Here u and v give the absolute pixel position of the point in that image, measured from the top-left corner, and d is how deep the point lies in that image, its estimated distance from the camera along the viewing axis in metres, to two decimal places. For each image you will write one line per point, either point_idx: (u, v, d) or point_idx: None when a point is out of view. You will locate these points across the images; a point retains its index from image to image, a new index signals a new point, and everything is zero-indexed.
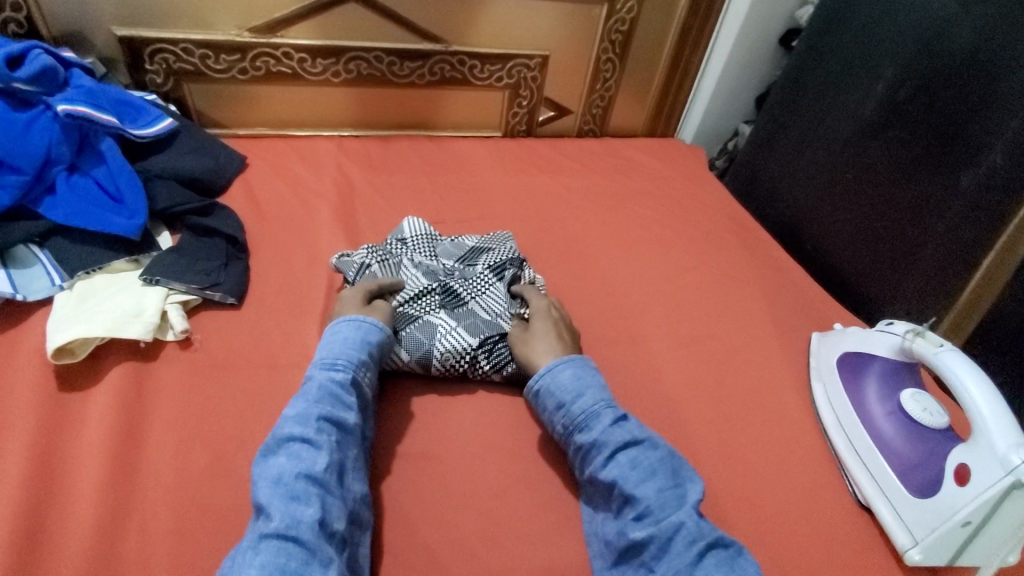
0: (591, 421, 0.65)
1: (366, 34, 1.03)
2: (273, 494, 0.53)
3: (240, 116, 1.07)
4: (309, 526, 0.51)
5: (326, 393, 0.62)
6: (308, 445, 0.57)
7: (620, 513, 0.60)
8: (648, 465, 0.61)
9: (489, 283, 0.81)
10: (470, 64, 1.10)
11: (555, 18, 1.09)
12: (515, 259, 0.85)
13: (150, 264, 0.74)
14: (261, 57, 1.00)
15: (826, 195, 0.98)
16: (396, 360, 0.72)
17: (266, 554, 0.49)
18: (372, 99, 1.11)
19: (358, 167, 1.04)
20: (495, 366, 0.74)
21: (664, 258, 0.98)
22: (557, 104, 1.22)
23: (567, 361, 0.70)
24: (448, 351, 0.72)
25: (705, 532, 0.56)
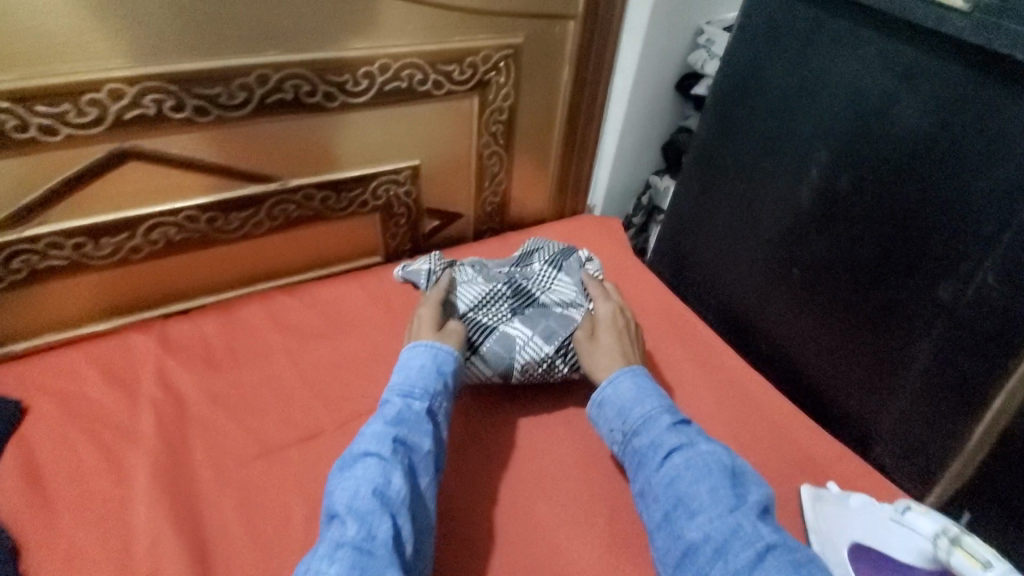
0: (647, 426, 0.64)
1: (165, 191, 0.76)
2: (348, 506, 0.55)
3: (10, 329, 0.76)
4: (383, 543, 0.52)
5: (402, 417, 0.63)
6: (382, 463, 0.58)
7: (671, 515, 0.57)
8: (705, 466, 0.58)
9: (556, 285, 0.83)
10: (321, 196, 0.86)
11: (417, 122, 0.87)
12: (566, 256, 0.88)
13: None
14: (16, 256, 0.71)
15: (776, 294, 0.83)
16: (478, 375, 0.75)
17: (342, 564, 0.50)
18: (200, 264, 0.84)
19: (189, 368, 0.77)
20: (572, 366, 0.76)
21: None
22: (443, 211, 1.00)
23: (631, 369, 0.70)
24: (529, 361, 0.75)
25: (762, 532, 0.53)
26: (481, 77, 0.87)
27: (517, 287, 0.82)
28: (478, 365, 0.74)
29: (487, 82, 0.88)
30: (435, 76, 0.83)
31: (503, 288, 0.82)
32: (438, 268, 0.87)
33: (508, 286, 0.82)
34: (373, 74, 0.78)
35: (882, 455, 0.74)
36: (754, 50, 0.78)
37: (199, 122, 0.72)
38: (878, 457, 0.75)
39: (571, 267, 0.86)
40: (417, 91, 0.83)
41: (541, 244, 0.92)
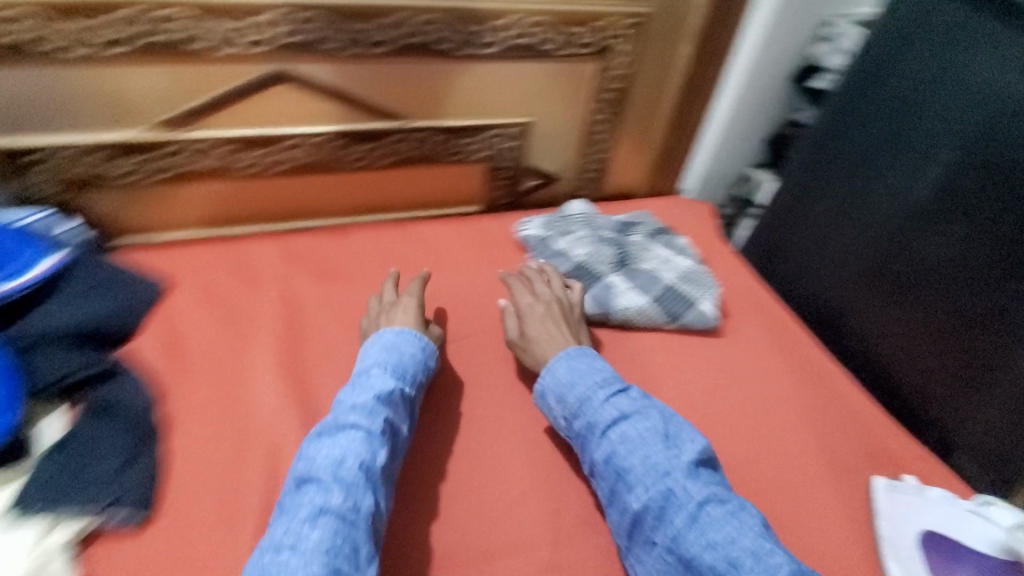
0: (590, 410, 0.66)
1: (305, 114, 0.83)
2: (332, 474, 0.56)
3: (158, 220, 0.86)
4: (366, 517, 0.54)
5: (389, 397, 0.64)
6: (366, 437, 0.60)
7: (615, 489, 0.61)
8: (639, 434, 0.63)
9: (654, 251, 0.94)
10: (439, 140, 0.91)
11: (535, 81, 0.91)
12: (663, 232, 0.99)
13: (30, 480, 0.56)
14: (177, 155, 0.80)
15: (871, 289, 0.82)
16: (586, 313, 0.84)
17: (324, 530, 0.52)
18: (323, 186, 0.92)
19: (308, 277, 0.85)
20: (669, 317, 0.85)
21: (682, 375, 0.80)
22: (544, 172, 1.05)
23: (572, 352, 0.72)
24: (629, 307, 0.84)
25: (692, 492, 0.58)
26: (604, 43, 0.90)
27: (620, 248, 0.93)
28: (587, 303, 0.85)
29: (610, 48, 0.91)
30: (563, 37, 0.87)
31: (609, 247, 0.93)
32: (550, 224, 0.97)
33: (613, 247, 0.93)
34: (504, 29, 0.83)
35: (965, 462, 0.73)
36: (892, 39, 0.77)
37: (347, 53, 0.78)
38: (960, 464, 0.74)
39: (666, 240, 0.97)
40: (543, 50, 0.87)
41: (644, 217, 1.02)
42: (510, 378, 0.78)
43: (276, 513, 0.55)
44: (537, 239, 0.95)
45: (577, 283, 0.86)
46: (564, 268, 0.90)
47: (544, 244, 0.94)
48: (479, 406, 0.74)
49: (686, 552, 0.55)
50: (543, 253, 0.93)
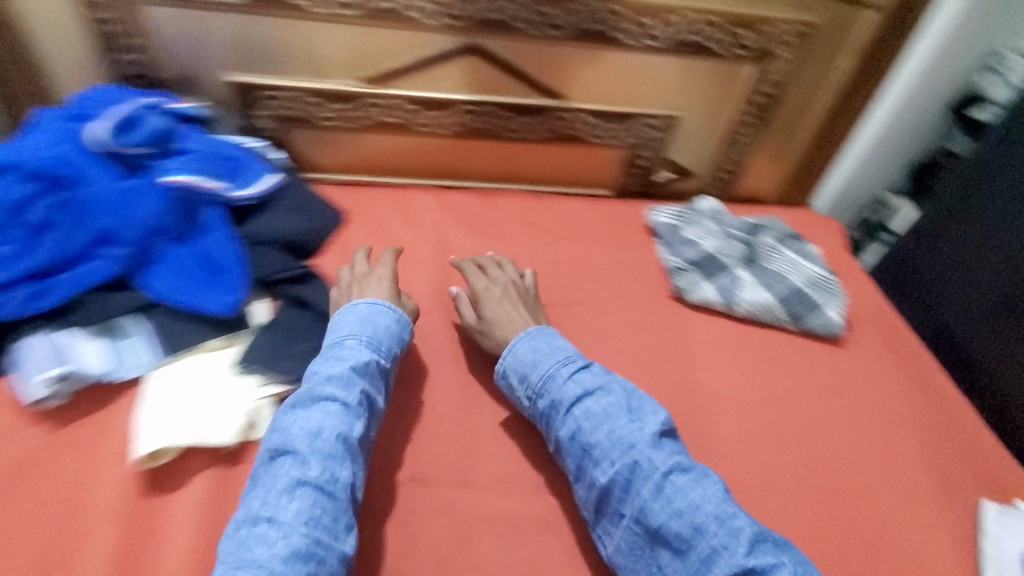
0: (554, 389, 0.70)
1: (482, 84, 0.93)
2: (308, 446, 0.58)
3: (339, 161, 1.00)
4: (343, 487, 0.57)
5: (368, 369, 0.66)
6: (343, 408, 0.61)
7: (583, 464, 0.65)
8: (603, 410, 0.67)
9: (783, 254, 0.96)
10: (591, 122, 0.99)
11: (691, 75, 0.96)
12: (792, 237, 1.01)
13: (250, 346, 0.69)
14: (369, 107, 0.93)
15: (1010, 325, 0.88)
16: (709, 300, 0.90)
17: (302, 502, 0.54)
18: (480, 152, 1.02)
19: (460, 232, 0.97)
20: (791, 318, 0.90)
21: (788, 379, 0.85)
22: (680, 166, 1.09)
23: (522, 336, 0.75)
24: (753, 301, 0.90)
25: (658, 462, 0.62)
26: (766, 47, 0.94)
27: (748, 247, 0.97)
28: (710, 290, 0.90)
29: (772, 54, 0.95)
30: (729, 38, 0.91)
31: (738, 245, 0.97)
32: (679, 214, 1.01)
33: (741, 245, 0.97)
34: (675, 23, 0.88)
35: None
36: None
37: (532, 33, 0.87)
38: None
39: (795, 246, 0.99)
40: (706, 48, 0.92)
41: (771, 221, 1.04)
42: (627, 345, 0.85)
43: (249, 485, 0.57)
44: (666, 226, 0.99)
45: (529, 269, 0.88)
46: (693, 256, 0.94)
47: (672, 231, 0.99)
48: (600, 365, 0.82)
49: (653, 521, 0.60)
50: (671, 241, 0.97)
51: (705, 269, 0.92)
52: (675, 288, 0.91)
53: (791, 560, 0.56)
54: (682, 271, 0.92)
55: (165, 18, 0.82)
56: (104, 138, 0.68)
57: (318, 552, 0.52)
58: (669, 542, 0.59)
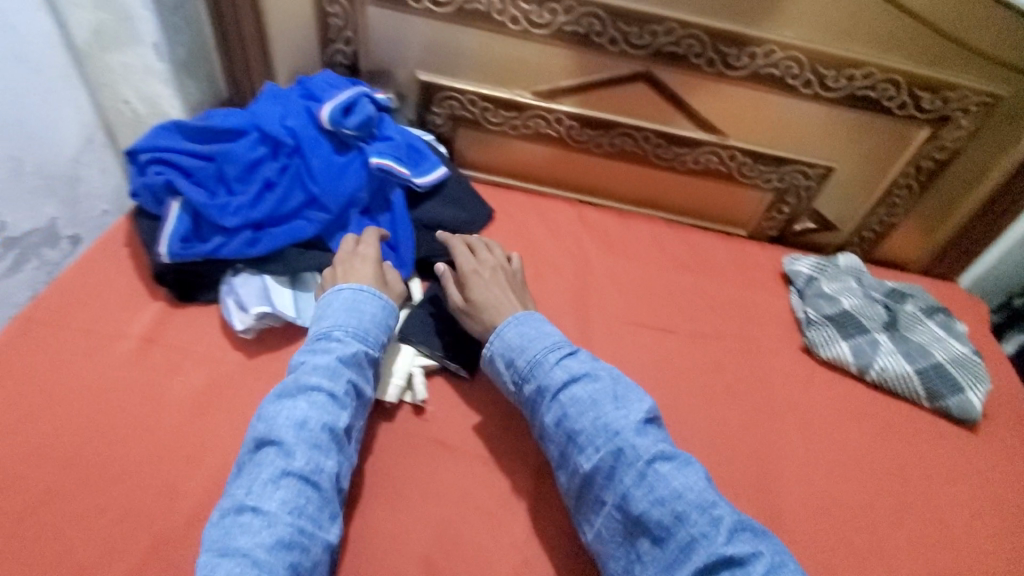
0: (540, 374, 0.69)
1: (643, 110, 0.97)
2: (294, 437, 0.60)
3: (493, 163, 1.07)
4: (327, 477, 0.60)
5: (353, 361, 0.67)
6: (331, 400, 0.63)
7: (567, 450, 0.66)
8: (590, 397, 0.66)
9: (926, 326, 0.93)
10: (742, 161, 1.00)
11: (856, 130, 0.95)
12: (938, 310, 0.97)
13: (406, 321, 0.80)
14: (534, 118, 0.99)
15: None
16: (842, 359, 0.88)
17: (287, 492, 0.57)
18: (625, 173, 1.05)
19: (596, 246, 1.01)
20: (927, 394, 0.87)
21: (910, 455, 0.83)
22: (823, 218, 1.07)
23: (510, 321, 0.74)
24: (887, 368, 0.87)
25: (641, 450, 0.62)
26: (946, 113, 0.91)
27: (890, 313, 0.94)
28: (846, 349, 0.88)
29: (949, 119, 0.92)
30: (905, 98, 0.90)
31: (880, 310, 0.94)
32: (818, 267, 1.00)
33: (884, 310, 0.94)
34: (854, 78, 0.88)
35: None
36: None
37: (705, 69, 0.90)
38: None
39: (942, 320, 0.95)
40: (881, 105, 0.91)
41: (914, 288, 1.01)
42: (746, 387, 0.86)
43: (235, 474, 0.59)
44: (805, 275, 0.98)
45: (517, 254, 0.88)
46: (830, 311, 0.92)
47: (809, 283, 0.98)
48: (718, 400, 0.84)
49: (634, 508, 0.60)
50: (809, 293, 0.96)
51: (842, 325, 0.91)
52: (807, 341, 0.91)
53: (769, 550, 0.57)
54: (818, 325, 0.91)
55: (378, 18, 0.92)
56: (328, 119, 0.77)
57: (302, 540, 0.55)
58: (649, 530, 0.59)
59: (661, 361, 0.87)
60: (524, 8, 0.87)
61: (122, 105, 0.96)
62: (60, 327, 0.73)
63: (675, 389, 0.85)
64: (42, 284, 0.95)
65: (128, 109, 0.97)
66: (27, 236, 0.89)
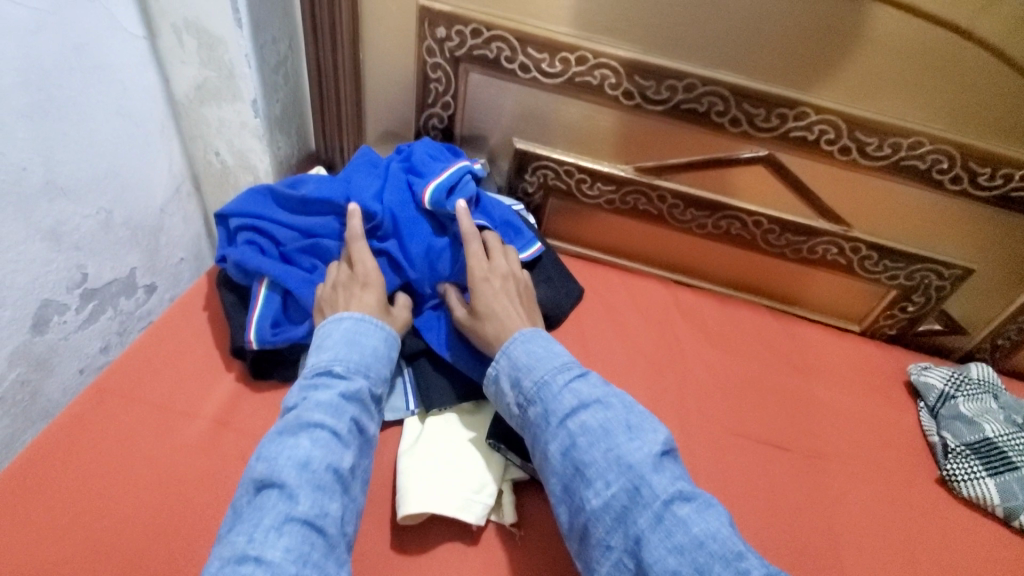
0: (548, 398, 0.62)
1: (756, 195, 0.89)
2: (296, 478, 0.53)
3: (583, 235, 1.01)
4: (333, 522, 0.53)
5: (358, 395, 0.61)
6: (336, 438, 0.57)
7: (571, 484, 0.58)
8: (601, 426, 0.59)
9: None
10: (864, 255, 0.90)
11: (1004, 231, 0.84)
12: None
13: (496, 422, 0.70)
14: (634, 194, 0.93)
15: None
16: (987, 500, 0.76)
17: (291, 539, 0.50)
18: (726, 256, 0.97)
19: (693, 335, 0.93)
20: None
21: None
22: (952, 321, 0.95)
23: (520, 336, 0.68)
24: None
25: (657, 486, 0.55)
26: None
27: None
28: (993, 489, 0.76)
29: None
30: None
31: None
32: (953, 381, 0.88)
33: None
34: (1012, 178, 0.78)
35: None
36: None
37: (835, 156, 0.81)
38: None
39: None
40: None
41: None
42: (874, 521, 0.75)
43: (233, 521, 0.52)
44: (936, 390, 0.87)
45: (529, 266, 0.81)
46: (970, 438, 0.80)
47: (943, 400, 0.86)
48: (843, 537, 0.73)
49: (647, 556, 0.52)
50: (941, 414, 0.85)
51: (988, 459, 0.78)
52: (944, 473, 0.79)
53: None
54: (957, 455, 0.79)
55: (481, 84, 0.88)
56: (431, 199, 0.75)
57: None
58: None
59: (772, 481, 0.77)
60: (639, 83, 0.81)
61: (212, 156, 0.95)
62: (135, 400, 0.69)
63: (791, 518, 0.73)
64: (114, 336, 0.91)
65: (217, 161, 0.95)
66: (106, 287, 0.87)
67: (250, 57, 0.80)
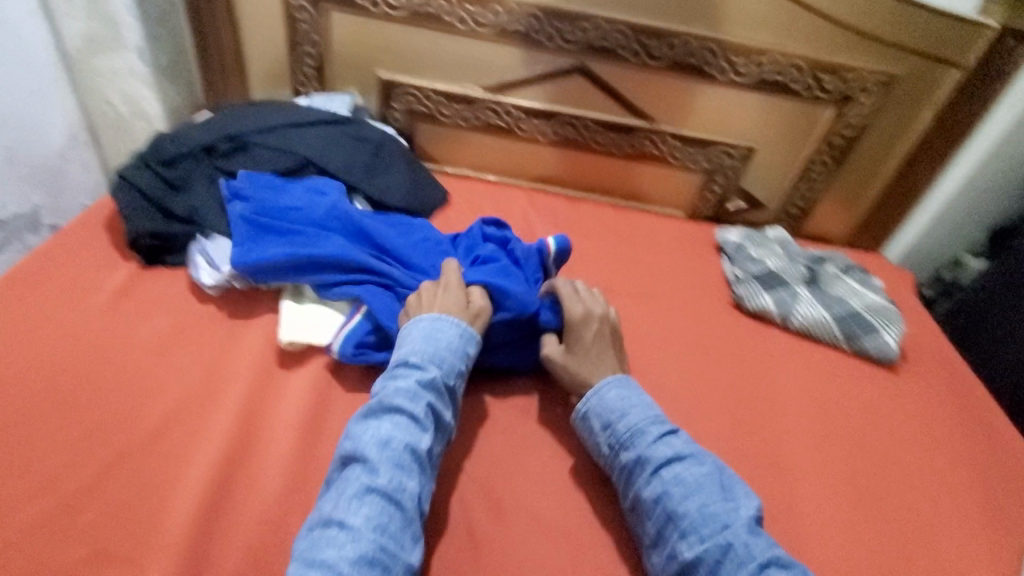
0: (636, 441, 0.65)
1: (580, 102, 1.08)
2: (378, 455, 0.58)
3: (452, 156, 1.18)
4: (410, 497, 0.56)
5: (432, 385, 0.64)
6: (413, 423, 0.61)
7: (664, 532, 0.59)
8: (695, 479, 0.61)
9: (845, 282, 0.99)
10: (672, 144, 1.10)
11: (772, 113, 1.05)
12: (856, 268, 1.04)
13: None
14: (484, 110, 1.10)
15: None
16: (766, 310, 0.94)
17: (371, 508, 0.54)
18: (568, 161, 1.16)
19: (542, 222, 1.10)
20: (848, 339, 0.91)
21: (841, 388, 0.87)
22: (751, 197, 1.17)
23: (612, 382, 0.70)
24: (808, 316, 0.93)
25: (755, 551, 0.55)
26: (847, 92, 1.01)
27: (811, 272, 1.01)
28: (769, 301, 0.94)
29: (850, 99, 1.02)
30: (809, 80, 1.00)
31: (802, 270, 1.01)
32: (745, 239, 1.09)
33: (805, 270, 1.01)
34: (762, 64, 0.99)
35: None
36: None
37: (631, 61, 1.01)
38: None
39: (856, 273, 1.02)
40: (789, 88, 1.01)
41: (834, 254, 1.09)
42: (682, 330, 0.91)
43: (323, 489, 0.58)
44: (732, 246, 1.07)
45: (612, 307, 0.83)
46: (755, 270, 1.00)
47: (738, 250, 1.07)
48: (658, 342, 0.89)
49: None
50: (735, 260, 1.04)
51: (766, 282, 0.98)
52: (735, 297, 0.98)
53: None
54: (744, 281, 0.99)
55: (342, 23, 1.04)
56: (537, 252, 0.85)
57: (384, 559, 0.52)
58: None
59: None
60: (468, 10, 0.99)
61: (106, 105, 1.05)
62: (34, 286, 0.79)
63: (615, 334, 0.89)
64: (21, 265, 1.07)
65: (111, 109, 1.05)
66: (12, 222, 1.02)
67: (128, 6, 0.93)
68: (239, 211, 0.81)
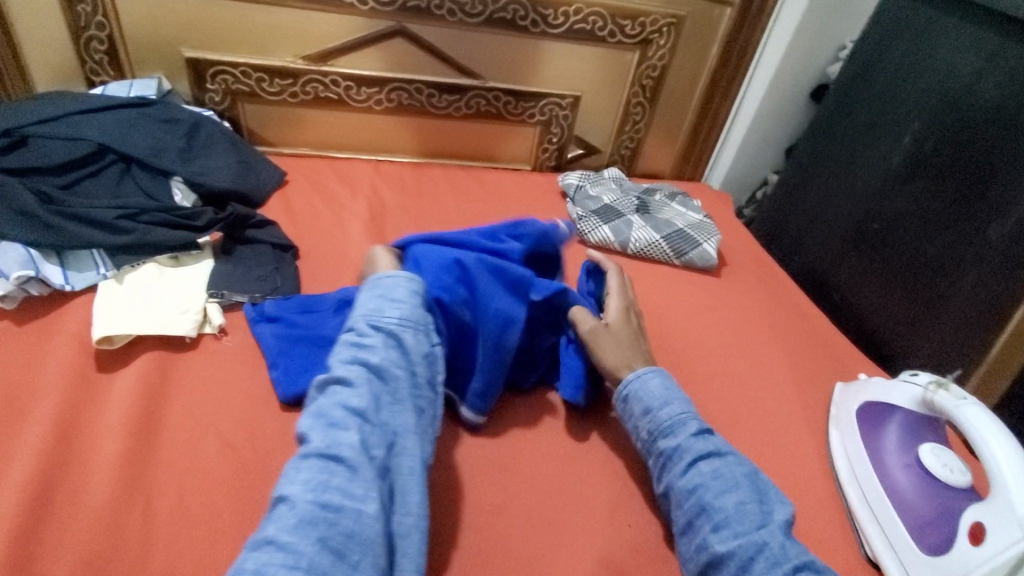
0: (676, 429, 0.59)
1: (408, 67, 1.09)
2: (308, 425, 0.48)
3: (287, 137, 1.13)
4: (350, 447, 0.46)
5: (349, 339, 0.54)
6: (341, 383, 0.51)
7: (694, 523, 0.54)
8: (730, 475, 0.55)
9: (671, 208, 1.11)
10: (505, 100, 1.15)
11: (588, 60, 1.13)
12: (679, 194, 1.16)
13: (212, 273, 0.79)
14: (311, 82, 1.06)
15: (851, 260, 1.05)
16: (606, 240, 1.02)
17: (307, 473, 0.44)
18: (409, 127, 1.16)
19: (390, 189, 1.09)
20: (677, 253, 1.02)
21: (679, 295, 0.96)
22: (587, 143, 1.26)
23: (654, 369, 0.64)
24: (642, 240, 1.02)
25: (793, 555, 0.50)
26: (646, 36, 1.12)
27: (641, 202, 1.11)
28: (608, 231, 1.03)
29: (650, 41, 1.13)
30: (612, 27, 1.09)
31: (634, 201, 1.11)
32: (584, 181, 1.17)
33: (635, 201, 1.11)
34: (569, 14, 1.06)
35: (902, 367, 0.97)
36: (874, 43, 1.02)
37: (449, 19, 1.04)
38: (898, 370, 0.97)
39: (680, 199, 1.15)
40: (596, 35, 1.10)
41: (662, 185, 1.21)
42: None
43: None
44: (574, 188, 1.15)
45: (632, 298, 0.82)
46: (593, 207, 1.09)
47: (578, 191, 1.15)
48: None
49: None
50: (575, 202, 1.13)
51: (603, 215, 1.06)
52: (580, 233, 1.05)
53: None
54: (584, 218, 1.06)
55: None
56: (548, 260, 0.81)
57: (330, 515, 0.42)
58: None
59: None
60: None
61: None
62: None
63: None
64: None
65: None
66: None
67: None
68: (270, 336, 0.72)
